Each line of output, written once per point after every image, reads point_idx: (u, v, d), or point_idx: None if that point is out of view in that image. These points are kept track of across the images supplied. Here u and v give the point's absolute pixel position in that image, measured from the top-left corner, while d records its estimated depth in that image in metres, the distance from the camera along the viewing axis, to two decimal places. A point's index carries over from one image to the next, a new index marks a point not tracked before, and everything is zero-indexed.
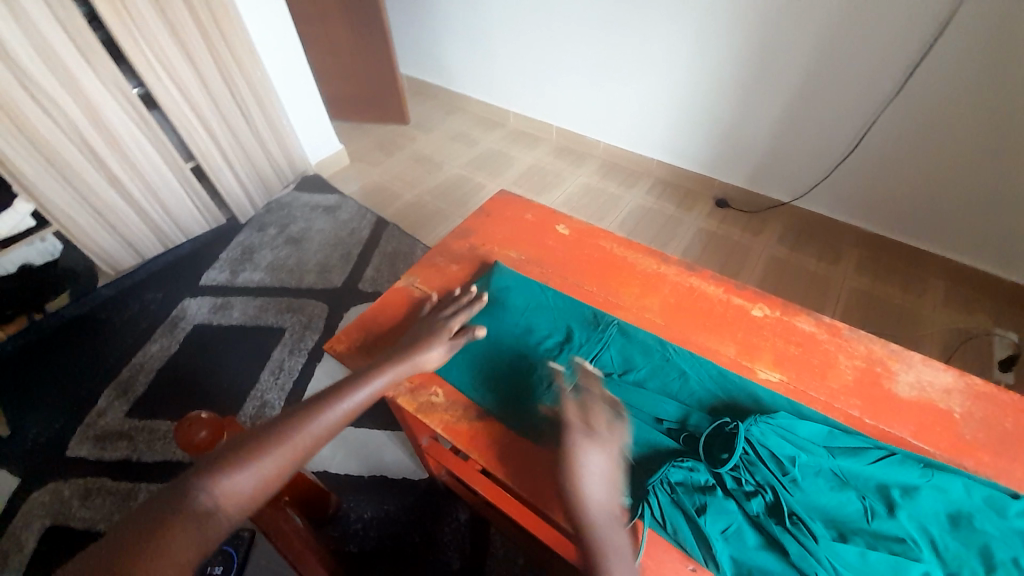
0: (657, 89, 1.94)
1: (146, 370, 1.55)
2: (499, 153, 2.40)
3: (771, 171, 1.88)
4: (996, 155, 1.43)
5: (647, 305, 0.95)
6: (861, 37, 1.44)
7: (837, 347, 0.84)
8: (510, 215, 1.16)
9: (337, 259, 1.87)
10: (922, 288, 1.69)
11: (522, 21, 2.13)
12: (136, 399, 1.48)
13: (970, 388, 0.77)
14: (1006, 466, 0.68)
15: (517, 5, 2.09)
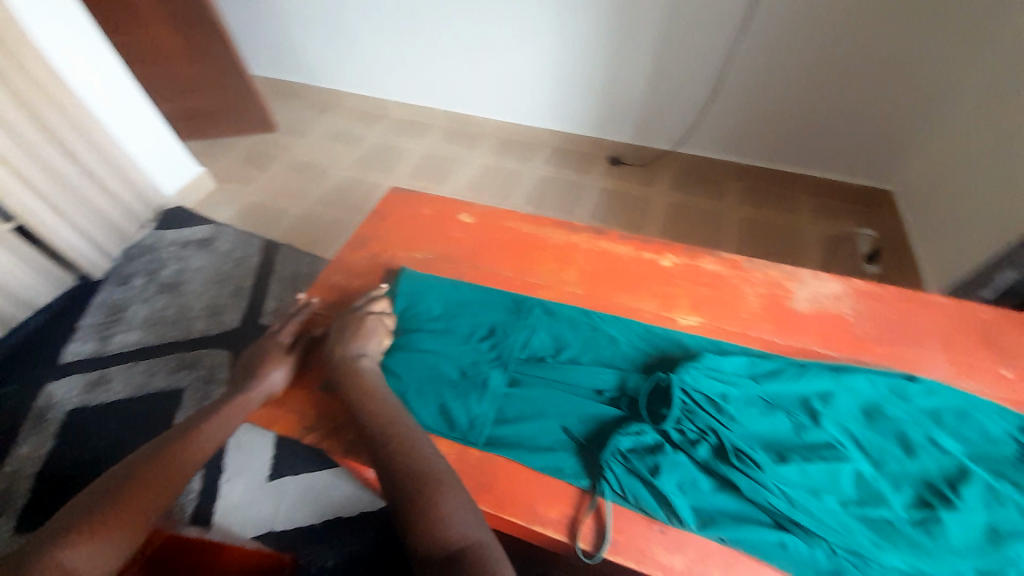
0: (534, 58, 1.92)
1: (22, 477, 1.26)
2: (387, 147, 2.24)
3: (654, 122, 1.96)
4: (832, 77, 1.62)
5: (566, 278, 0.93)
6: None
7: (741, 279, 0.89)
8: (408, 214, 1.08)
9: (226, 298, 1.65)
10: (795, 207, 1.88)
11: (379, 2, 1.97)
12: (22, 510, 1.20)
13: (855, 290, 0.85)
14: (894, 352, 0.77)
15: None
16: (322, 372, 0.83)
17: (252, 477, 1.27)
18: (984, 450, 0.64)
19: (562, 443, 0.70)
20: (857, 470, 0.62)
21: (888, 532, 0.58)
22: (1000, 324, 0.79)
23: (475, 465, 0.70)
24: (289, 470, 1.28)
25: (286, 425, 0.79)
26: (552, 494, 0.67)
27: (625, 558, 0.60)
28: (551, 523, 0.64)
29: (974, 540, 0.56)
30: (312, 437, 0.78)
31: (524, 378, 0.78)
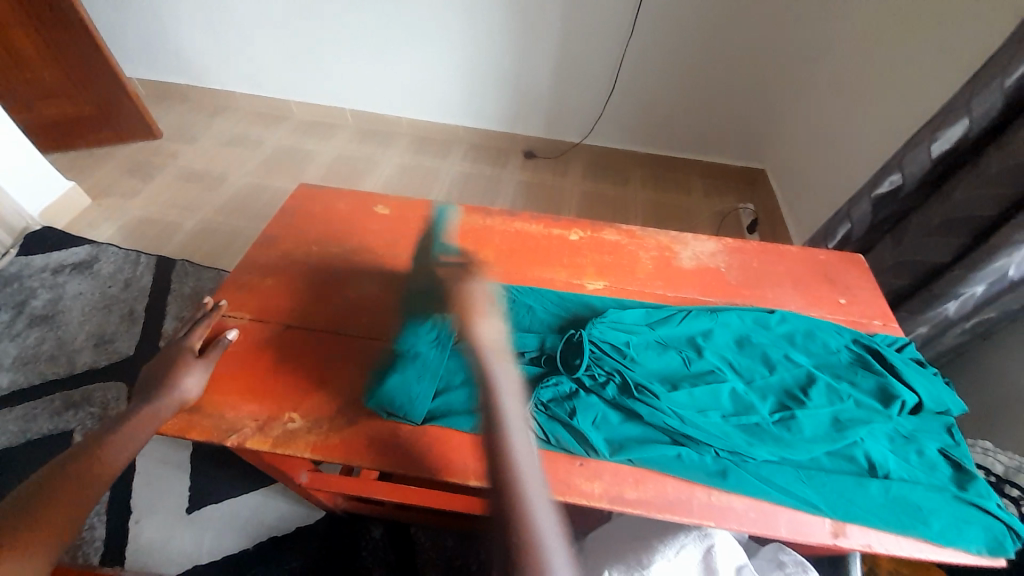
0: (442, 53, 1.96)
1: None
2: (293, 150, 2.14)
3: (561, 115, 2.08)
4: (706, 68, 1.86)
5: (484, 258, 0.98)
6: None
7: (636, 246, 1.01)
8: (319, 209, 1.06)
9: (118, 322, 1.49)
10: (688, 189, 2.11)
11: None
12: None
13: (726, 247, 1.00)
14: (759, 294, 0.92)
15: None
16: (241, 375, 0.80)
17: (169, 510, 1.18)
18: (826, 359, 0.80)
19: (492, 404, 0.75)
20: (733, 386, 0.74)
21: (756, 432, 0.70)
22: (833, 262, 0.99)
23: (410, 437, 0.73)
24: (213, 494, 1.20)
25: (204, 431, 0.75)
26: (485, 449, 0.72)
27: (553, 493, 0.68)
28: (486, 476, 0.70)
29: (819, 426, 0.71)
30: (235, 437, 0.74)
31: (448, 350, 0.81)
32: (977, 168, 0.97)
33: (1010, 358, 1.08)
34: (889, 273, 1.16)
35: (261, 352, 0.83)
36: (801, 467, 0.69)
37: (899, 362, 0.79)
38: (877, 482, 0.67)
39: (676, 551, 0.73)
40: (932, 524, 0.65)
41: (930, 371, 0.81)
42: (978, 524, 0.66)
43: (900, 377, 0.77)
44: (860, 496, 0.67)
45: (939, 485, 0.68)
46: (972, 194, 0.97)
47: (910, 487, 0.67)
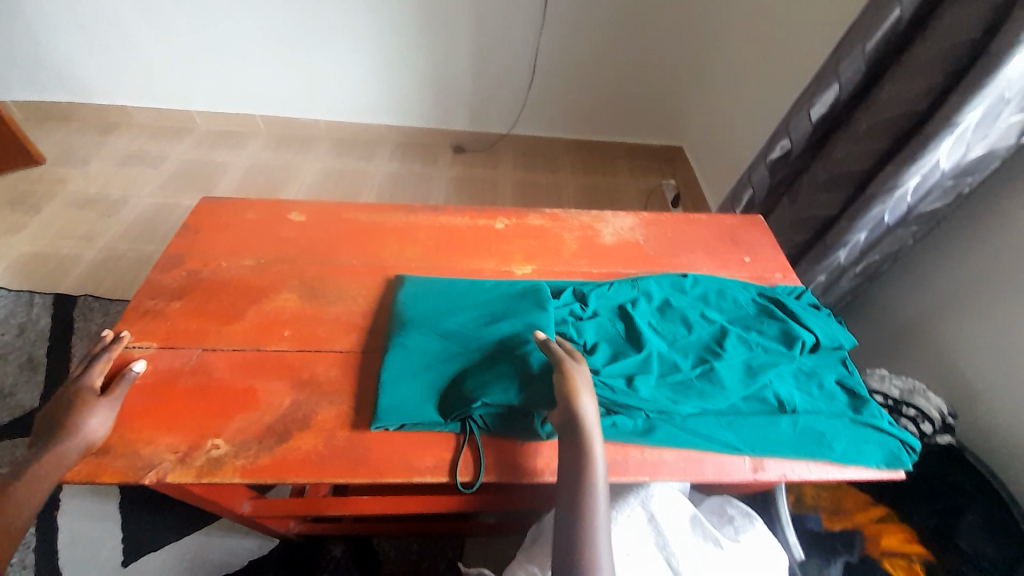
0: (354, 51, 1.89)
1: None
2: (202, 163, 1.99)
3: (485, 107, 2.08)
4: (616, 52, 1.93)
5: (410, 256, 0.97)
6: None
7: (560, 228, 1.04)
8: (228, 222, 0.99)
9: (16, 371, 1.33)
10: (615, 170, 2.18)
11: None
12: None
13: (644, 221, 1.06)
14: (676, 260, 0.98)
15: None
16: (155, 407, 0.74)
17: (99, 568, 1.07)
18: (737, 313, 0.87)
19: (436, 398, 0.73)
20: (657, 349, 0.78)
21: (683, 389, 0.75)
22: (739, 225, 1.07)
23: (346, 444, 0.72)
24: (151, 541, 1.12)
25: (115, 472, 0.68)
26: (429, 444, 0.72)
27: (497, 475, 0.69)
28: (432, 470, 0.70)
29: (735, 374, 0.76)
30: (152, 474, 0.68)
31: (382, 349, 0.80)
32: (850, 127, 1.09)
33: (894, 293, 1.22)
34: (790, 230, 1.27)
35: (174, 380, 0.77)
36: (722, 415, 0.74)
37: (798, 308, 0.87)
38: (787, 417, 0.74)
39: (627, 512, 0.78)
40: (836, 447, 0.73)
41: (825, 312, 0.90)
42: (872, 441, 0.75)
43: (800, 320, 0.85)
44: (774, 433, 0.73)
45: (838, 412, 0.76)
46: (849, 151, 1.09)
47: (814, 417, 0.75)
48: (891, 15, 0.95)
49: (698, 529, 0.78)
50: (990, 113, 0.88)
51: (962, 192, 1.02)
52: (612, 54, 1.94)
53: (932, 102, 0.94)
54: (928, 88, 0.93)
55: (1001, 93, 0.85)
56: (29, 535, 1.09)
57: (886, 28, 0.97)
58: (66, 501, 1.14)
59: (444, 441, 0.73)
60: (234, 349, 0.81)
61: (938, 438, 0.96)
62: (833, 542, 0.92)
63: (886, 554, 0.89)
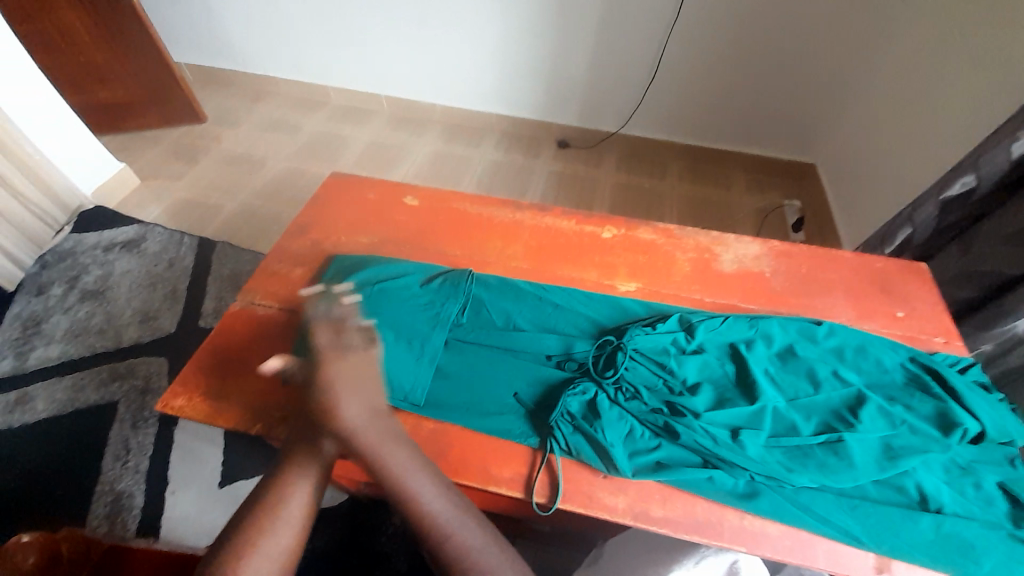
0: (479, 39, 1.92)
1: None
2: (329, 135, 2.16)
3: (599, 105, 2.01)
4: (756, 56, 1.75)
5: (512, 254, 0.95)
6: None
7: (673, 246, 0.96)
8: (349, 199, 1.05)
9: (161, 301, 1.55)
10: (731, 183, 2.00)
11: None
12: None
13: (772, 251, 0.94)
14: (805, 303, 0.86)
15: None
16: (266, 364, 0.82)
17: (201, 484, 1.23)
18: (877, 378, 0.74)
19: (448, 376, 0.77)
20: (773, 403, 0.69)
21: (800, 457, 0.65)
22: (891, 271, 0.91)
23: (429, 436, 0.73)
24: (243, 471, 1.25)
25: (232, 417, 0.77)
26: (506, 454, 0.71)
27: (573, 504, 0.66)
28: (506, 482, 0.69)
29: (868, 452, 0.65)
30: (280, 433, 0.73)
31: (474, 348, 0.80)
32: None
33: None
34: (953, 283, 1.07)
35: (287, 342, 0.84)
36: (843, 494, 0.64)
37: (961, 386, 0.72)
38: (929, 517, 0.62)
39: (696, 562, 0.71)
40: (991, 567, 0.59)
41: (997, 396, 0.74)
42: None
43: (962, 401, 0.70)
44: (908, 530, 0.61)
45: (999, 524, 0.62)
46: None
47: (966, 525, 0.61)
48: None
49: None
50: None
51: None
52: (750, 59, 1.76)
53: None
54: None
55: None
56: (148, 443, 1.28)
57: None
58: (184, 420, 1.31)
59: (521, 454, 0.71)
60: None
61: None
62: None
63: None
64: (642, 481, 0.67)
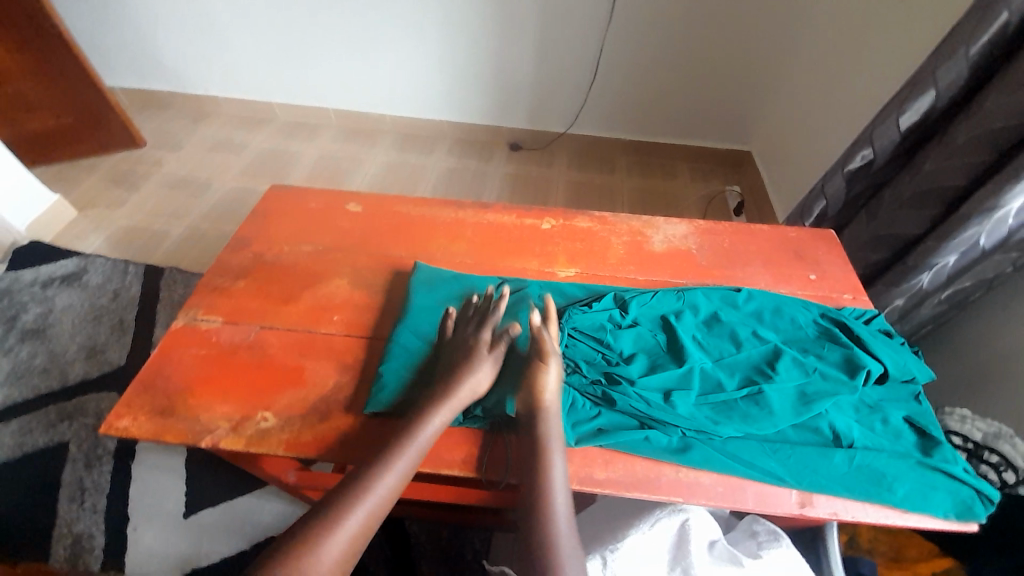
0: (422, 49, 1.95)
1: None
2: (278, 152, 2.14)
3: (545, 107, 2.08)
4: (683, 52, 1.86)
5: (456, 251, 0.98)
6: None
7: (608, 232, 1.01)
8: (292, 210, 1.06)
9: (110, 332, 1.50)
10: (675, 174, 2.10)
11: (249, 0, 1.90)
12: None
13: (698, 229, 1.01)
14: (729, 273, 0.93)
15: None
16: (215, 376, 0.81)
17: (165, 516, 1.19)
18: (792, 333, 0.81)
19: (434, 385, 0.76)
20: (699, 364, 0.75)
21: (726, 410, 0.71)
22: (804, 239, 0.99)
23: (380, 430, 0.74)
24: (208, 497, 1.22)
25: (179, 432, 0.76)
26: (457, 439, 0.74)
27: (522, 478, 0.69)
28: (459, 465, 0.71)
29: (784, 399, 0.72)
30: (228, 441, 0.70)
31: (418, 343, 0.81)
32: (944, 139, 0.98)
33: (985, 326, 1.10)
34: (865, 248, 1.16)
35: (232, 352, 0.84)
36: (765, 440, 0.70)
37: (865, 334, 0.80)
38: (842, 453, 0.68)
39: (651, 524, 0.76)
40: (897, 491, 0.66)
41: (899, 341, 0.82)
42: (942, 489, 0.67)
43: (866, 347, 0.78)
44: (823, 465, 0.68)
45: (902, 452, 0.69)
46: (942, 164, 0.97)
47: (873, 455, 0.68)
48: (1000, 14, 0.85)
49: (715, 550, 0.74)
50: None
51: None
52: (679, 54, 1.86)
53: None
54: None
55: None
56: (106, 481, 1.23)
57: (993, 29, 0.86)
58: (142, 452, 1.27)
59: (474, 438, 0.74)
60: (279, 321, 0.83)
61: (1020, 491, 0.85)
62: None
63: None
64: (587, 451, 0.71)
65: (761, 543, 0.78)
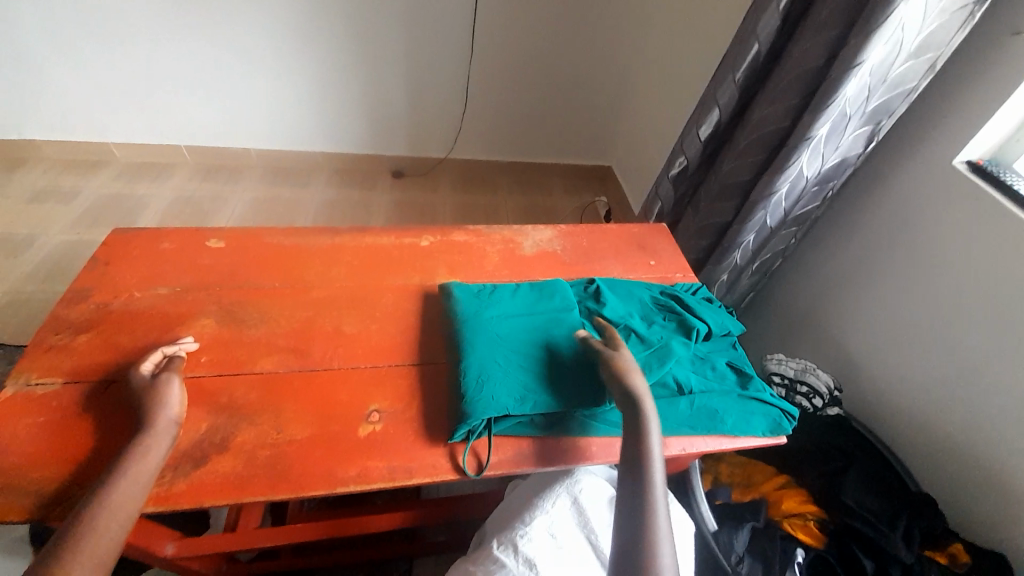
0: (288, 82, 1.93)
1: None
2: (121, 197, 1.91)
3: (423, 133, 2.15)
4: (541, 82, 2.07)
5: (335, 275, 0.98)
6: (430, 13, 1.82)
7: (483, 243, 1.10)
8: (140, 253, 0.97)
9: None
10: (551, 189, 2.30)
11: (80, 37, 1.75)
12: None
13: (562, 233, 1.15)
14: (589, 268, 1.07)
15: (67, 22, 1.71)
16: (58, 441, 0.71)
17: None
18: (639, 310, 0.96)
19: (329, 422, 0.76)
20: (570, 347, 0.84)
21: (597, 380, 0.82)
22: (645, 233, 1.18)
23: (266, 464, 0.72)
24: None
25: (21, 510, 0.66)
26: (354, 453, 0.74)
27: (420, 477, 0.73)
28: (357, 479, 0.72)
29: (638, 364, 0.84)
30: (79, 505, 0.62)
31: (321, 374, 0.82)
32: (733, 144, 1.25)
33: (793, 285, 1.40)
34: (696, 236, 1.40)
35: (84, 412, 0.75)
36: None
37: (693, 302, 0.98)
38: (685, 398, 0.83)
39: (553, 502, 0.85)
40: (727, 420, 0.82)
41: (717, 304, 1.01)
42: (758, 413, 0.84)
43: (694, 312, 0.95)
44: (672, 412, 0.82)
45: (728, 389, 0.86)
46: (734, 164, 1.24)
47: (707, 396, 0.84)
48: (752, 47, 1.12)
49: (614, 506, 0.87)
50: (836, 127, 1.04)
51: (827, 195, 1.19)
52: (538, 83, 2.07)
53: (792, 120, 1.11)
54: (789, 108, 1.10)
55: (843, 108, 1.01)
56: None
57: (750, 58, 1.14)
58: None
59: (370, 450, 0.75)
60: (151, 365, 0.77)
61: (827, 411, 1.11)
62: (741, 511, 0.98)
63: (785, 516, 0.97)
64: (481, 439, 0.77)
65: None
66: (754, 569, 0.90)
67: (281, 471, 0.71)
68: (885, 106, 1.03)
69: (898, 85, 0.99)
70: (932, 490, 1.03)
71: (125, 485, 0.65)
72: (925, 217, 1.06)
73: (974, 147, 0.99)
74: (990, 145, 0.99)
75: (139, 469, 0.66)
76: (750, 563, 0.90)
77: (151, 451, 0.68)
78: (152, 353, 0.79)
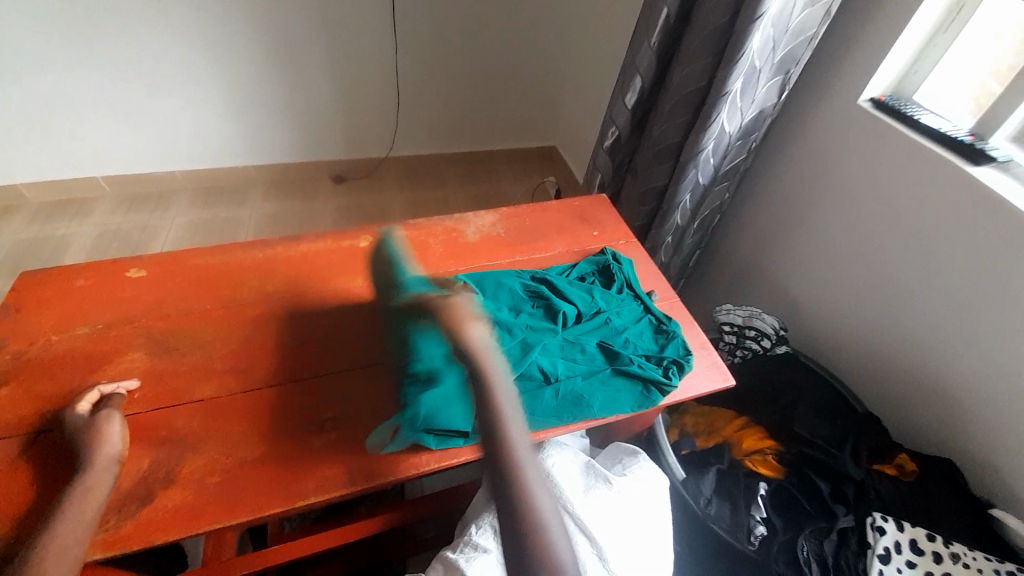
0: (206, 94, 1.82)
1: None
2: (38, 240, 1.76)
3: (360, 134, 2.09)
4: (473, 67, 2.03)
5: (273, 288, 0.95)
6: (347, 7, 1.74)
7: (425, 235, 1.08)
8: (53, 295, 0.90)
9: None
10: (498, 174, 2.28)
11: None
12: None
13: (503, 216, 1.14)
14: (534, 247, 1.08)
15: None
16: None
17: None
18: (508, 302, 0.93)
19: (285, 437, 0.75)
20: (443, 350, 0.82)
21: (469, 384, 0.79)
22: (585, 205, 1.19)
23: (218, 492, 0.69)
24: None
25: None
26: (312, 464, 0.73)
27: (384, 476, 0.72)
28: (318, 490, 0.70)
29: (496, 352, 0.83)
30: (16, 563, 0.58)
31: (271, 392, 0.79)
32: (659, 109, 1.27)
33: (734, 237, 1.45)
34: (637, 204, 1.43)
35: (11, 467, 0.69)
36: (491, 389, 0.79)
37: (559, 284, 0.96)
38: (549, 388, 0.80)
39: None
40: (594, 403, 0.81)
41: (591, 281, 1.00)
42: (624, 390, 0.83)
43: (563, 295, 0.93)
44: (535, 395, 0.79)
45: (596, 371, 0.84)
46: (662, 128, 1.26)
47: (574, 381, 0.82)
48: (662, 10, 1.14)
49: (592, 470, 0.89)
50: (749, 80, 1.08)
51: (751, 147, 1.24)
52: (470, 70, 2.03)
53: (708, 79, 1.14)
54: (704, 67, 1.12)
55: (752, 61, 1.04)
56: None
57: (661, 22, 1.16)
58: None
59: (329, 459, 0.73)
60: (87, 406, 0.73)
61: (775, 350, 1.16)
62: (707, 456, 1.04)
63: (747, 454, 1.02)
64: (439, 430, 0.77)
65: (626, 464, 0.94)
66: (723, 509, 0.94)
67: (236, 495, 0.69)
68: (791, 55, 1.07)
69: (801, 33, 1.04)
70: (878, 409, 1.11)
71: (63, 534, 0.61)
72: (840, 154, 1.11)
73: (876, 84, 1.04)
74: (890, 81, 1.05)
75: (80, 514, 0.62)
76: (718, 505, 0.95)
77: (89, 496, 0.64)
78: (88, 393, 0.74)
